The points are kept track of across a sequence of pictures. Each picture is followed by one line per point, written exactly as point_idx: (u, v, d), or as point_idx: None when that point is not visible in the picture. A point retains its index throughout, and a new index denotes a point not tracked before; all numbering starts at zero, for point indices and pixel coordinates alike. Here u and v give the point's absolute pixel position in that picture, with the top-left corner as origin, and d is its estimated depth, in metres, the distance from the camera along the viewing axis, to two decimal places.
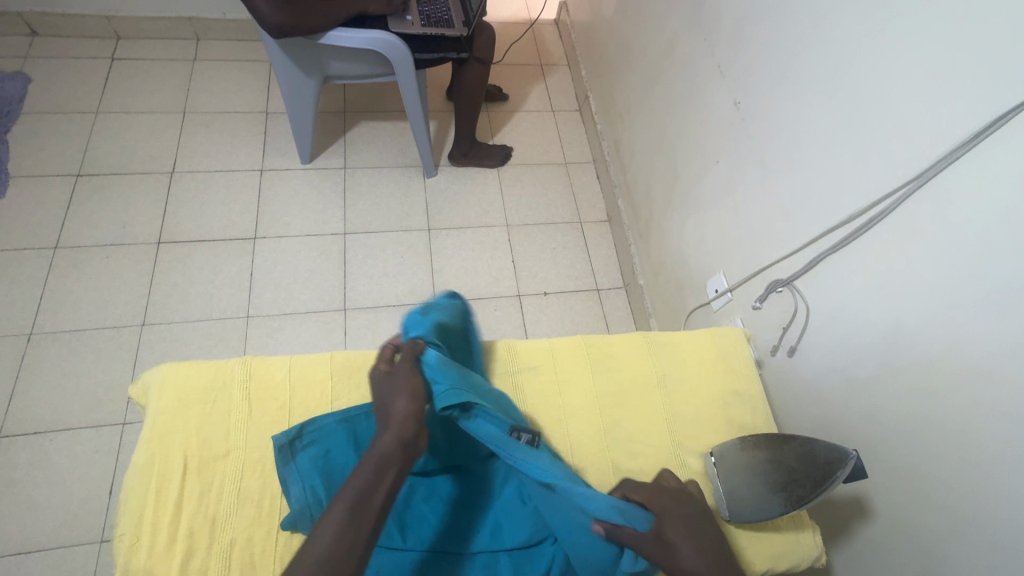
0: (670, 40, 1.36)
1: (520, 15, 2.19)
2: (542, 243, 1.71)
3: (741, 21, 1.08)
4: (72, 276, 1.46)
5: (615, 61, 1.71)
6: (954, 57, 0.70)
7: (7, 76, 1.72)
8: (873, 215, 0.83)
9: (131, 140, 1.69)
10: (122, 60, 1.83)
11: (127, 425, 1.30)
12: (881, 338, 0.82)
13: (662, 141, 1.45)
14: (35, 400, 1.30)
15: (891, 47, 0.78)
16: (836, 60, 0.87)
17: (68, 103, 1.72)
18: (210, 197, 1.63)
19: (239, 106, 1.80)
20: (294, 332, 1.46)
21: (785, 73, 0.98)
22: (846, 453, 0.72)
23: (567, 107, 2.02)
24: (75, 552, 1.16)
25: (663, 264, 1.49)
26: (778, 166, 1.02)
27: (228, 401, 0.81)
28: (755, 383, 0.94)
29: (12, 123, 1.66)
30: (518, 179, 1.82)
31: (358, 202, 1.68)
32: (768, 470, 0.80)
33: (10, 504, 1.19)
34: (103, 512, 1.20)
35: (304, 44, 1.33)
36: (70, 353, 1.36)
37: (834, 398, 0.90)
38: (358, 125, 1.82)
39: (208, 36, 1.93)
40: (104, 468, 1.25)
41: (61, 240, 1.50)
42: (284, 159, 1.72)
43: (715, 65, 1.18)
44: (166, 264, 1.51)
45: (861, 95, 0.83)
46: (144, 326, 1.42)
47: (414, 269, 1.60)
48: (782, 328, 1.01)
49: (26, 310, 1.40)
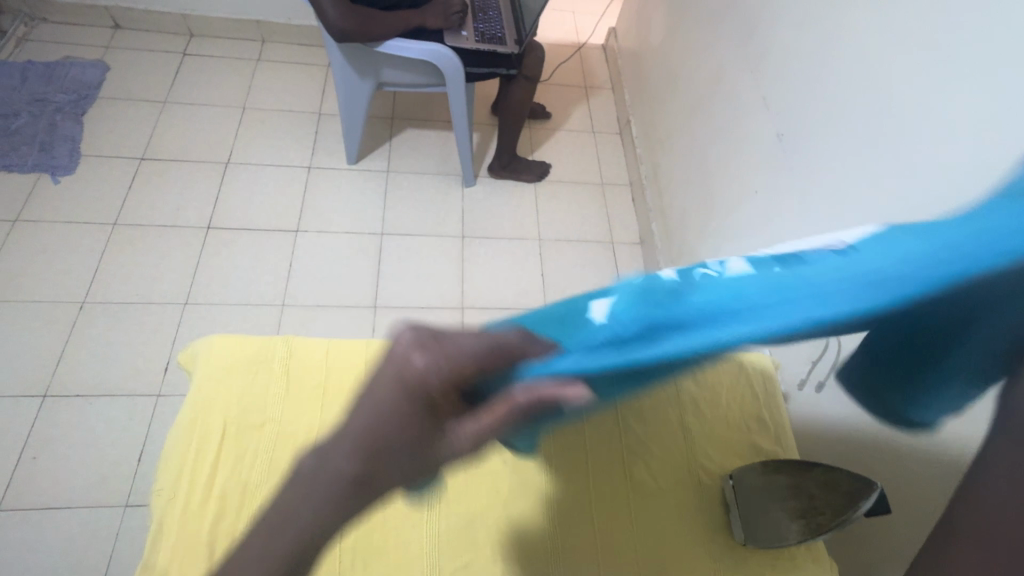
0: (716, 71, 1.38)
1: (568, 38, 2.25)
2: (572, 260, 1.73)
3: (789, 56, 1.10)
4: (126, 252, 1.55)
5: (660, 88, 1.74)
6: (1003, 106, 0.69)
7: (88, 64, 1.85)
8: None
9: (193, 130, 1.79)
10: (192, 55, 1.96)
11: (161, 397, 1.35)
12: None
13: (701, 168, 1.46)
14: (79, 365, 1.37)
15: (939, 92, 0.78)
16: (885, 101, 0.87)
17: (140, 92, 1.84)
18: (259, 188, 1.71)
19: (294, 105, 1.89)
20: (325, 324, 1.50)
21: (832, 111, 0.98)
22: (872, 484, 0.70)
23: (608, 130, 2.05)
24: (100, 514, 1.21)
25: None
26: (819, 203, 1.02)
27: (269, 374, 0.85)
28: (778, 412, 0.94)
29: (88, 106, 1.78)
30: (554, 196, 1.85)
31: (397, 205, 1.74)
32: (788, 497, 0.80)
33: (47, 461, 1.25)
34: (130, 478, 1.25)
35: (363, 50, 1.40)
36: (117, 324, 1.44)
37: (861, 439, 0.89)
38: (404, 132, 1.88)
39: (272, 39, 2.04)
40: (136, 436, 1.30)
41: (120, 217, 1.60)
42: (331, 158, 1.79)
43: (760, 98, 1.19)
44: (212, 248, 1.58)
45: (911, 136, 0.83)
46: (186, 304, 1.49)
47: (446, 274, 1.64)
48: (810, 363, 1.00)
49: (82, 280, 1.49)
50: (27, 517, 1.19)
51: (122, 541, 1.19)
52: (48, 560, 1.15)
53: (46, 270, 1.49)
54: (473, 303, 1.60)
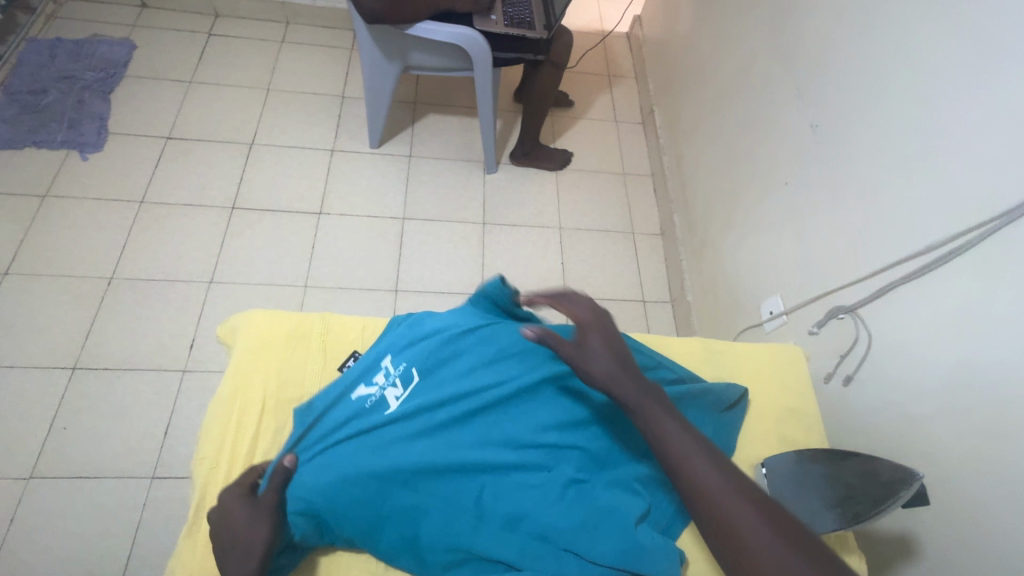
0: (748, 59, 1.36)
1: (593, 26, 2.23)
2: (592, 249, 1.73)
3: (826, 46, 1.08)
4: (152, 230, 1.56)
5: (687, 77, 1.72)
6: None
7: (116, 42, 1.86)
8: (953, 248, 0.80)
9: (218, 110, 1.80)
10: (218, 36, 1.96)
11: (186, 373, 1.38)
12: (947, 377, 0.80)
13: (728, 159, 1.45)
14: (107, 339, 1.40)
15: (977, 84, 0.77)
16: (926, 90, 0.85)
17: (166, 71, 1.85)
18: (283, 170, 1.72)
19: (317, 88, 1.89)
20: (347, 306, 1.52)
21: (868, 99, 0.97)
22: (912, 474, 0.69)
23: (631, 119, 2.03)
24: (127, 484, 1.24)
25: (715, 281, 1.48)
26: (850, 194, 1.00)
27: (306, 350, 0.86)
28: (811, 402, 0.92)
29: (116, 84, 1.79)
30: (575, 184, 1.84)
31: (419, 190, 1.74)
32: (824, 485, 0.78)
33: (77, 432, 1.28)
34: (156, 451, 1.28)
35: (391, 32, 1.39)
36: (144, 300, 1.46)
37: (890, 432, 0.88)
38: (426, 117, 1.88)
39: (296, 21, 2.04)
40: (161, 410, 1.32)
41: (147, 195, 1.62)
42: (354, 141, 1.80)
43: (793, 87, 1.17)
44: (236, 228, 1.60)
45: (951, 125, 0.81)
46: (211, 283, 1.51)
47: (466, 260, 1.64)
48: (839, 355, 0.99)
49: (110, 256, 1.51)
50: (57, 485, 1.22)
51: (149, 511, 1.21)
52: (78, 527, 1.18)
53: (75, 245, 1.51)
54: None
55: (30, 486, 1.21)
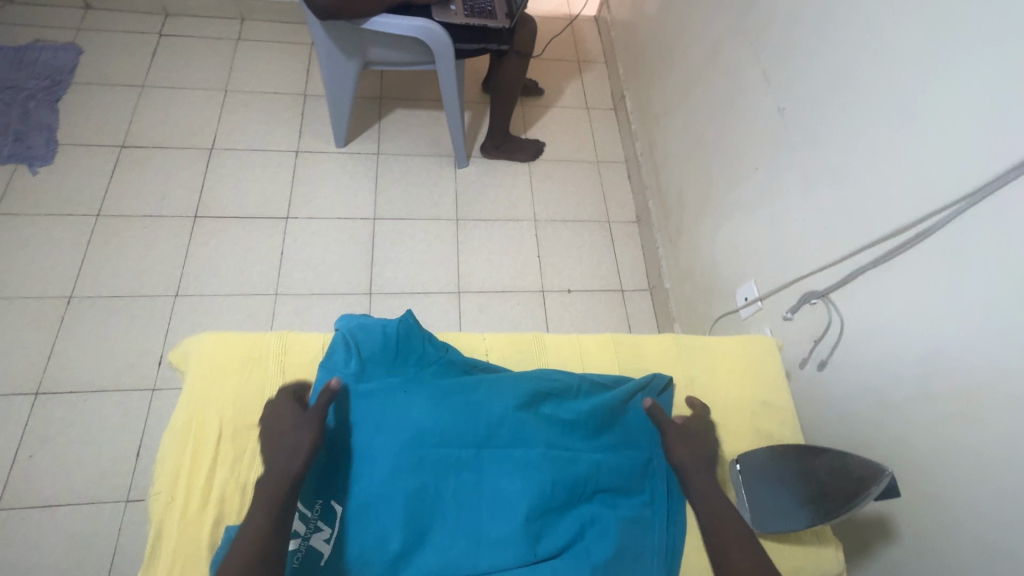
0: (715, 42, 1.34)
1: (560, 10, 2.18)
2: (568, 240, 1.71)
3: (791, 27, 1.06)
4: (112, 245, 1.50)
5: (656, 60, 1.69)
6: (1004, 78, 0.69)
7: (60, 47, 1.77)
8: (922, 231, 0.80)
9: (174, 115, 1.73)
10: (169, 36, 1.88)
11: (156, 391, 1.33)
12: (918, 361, 0.80)
13: (699, 143, 1.43)
14: (71, 361, 1.35)
15: (937, 66, 0.77)
16: (892, 72, 0.84)
17: (116, 76, 1.77)
18: (246, 174, 1.66)
19: (277, 87, 1.83)
20: (320, 312, 1.48)
21: (833, 82, 0.96)
22: (881, 470, 0.68)
23: (602, 105, 2.00)
24: (101, 510, 1.20)
25: (691, 268, 1.47)
26: (819, 178, 0.99)
27: (263, 372, 0.83)
28: (783, 393, 0.93)
29: (63, 92, 1.71)
30: (549, 175, 1.82)
31: (388, 188, 1.70)
32: (798, 482, 0.79)
33: (44, 459, 1.24)
34: (130, 474, 1.24)
35: (347, 28, 1.34)
36: (107, 318, 1.41)
37: (865, 416, 0.88)
38: (393, 112, 1.83)
39: (252, 17, 1.96)
40: (132, 431, 1.29)
41: (103, 208, 1.55)
42: (319, 141, 1.74)
43: (760, 70, 1.16)
44: (201, 238, 1.54)
45: (915, 109, 0.81)
46: (177, 297, 1.46)
47: (441, 258, 1.61)
48: (813, 339, 0.99)
49: (67, 274, 1.45)
50: (26, 516, 1.18)
51: (125, 536, 1.18)
52: (52, 559, 1.15)
53: (30, 265, 1.45)
54: (469, 288, 1.58)
55: None
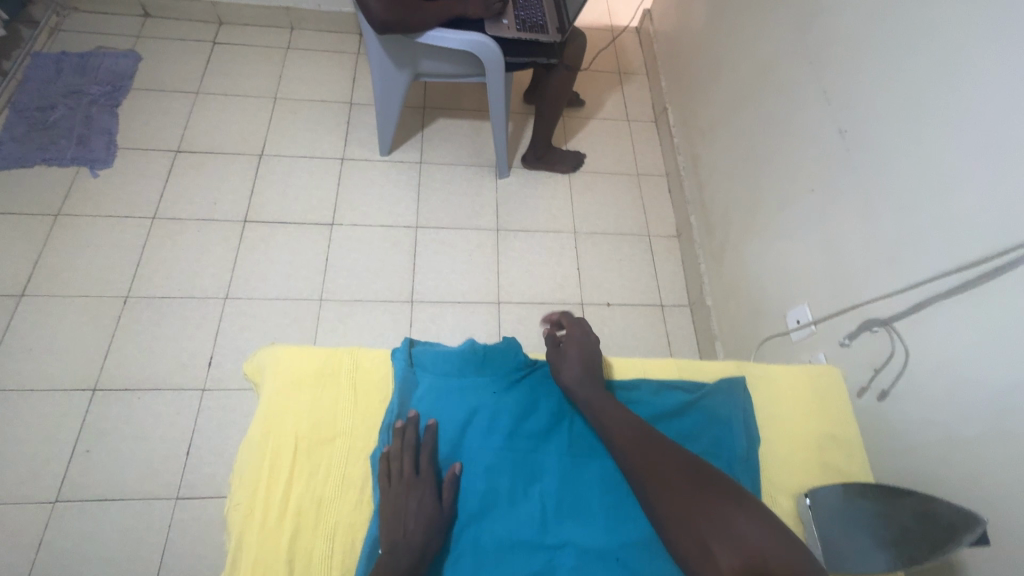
0: (769, 58, 1.32)
1: (602, 21, 2.18)
2: (609, 253, 1.70)
3: (855, 48, 1.04)
4: (166, 247, 1.55)
5: (702, 75, 1.68)
6: None
7: (121, 54, 1.84)
8: (997, 265, 0.77)
9: (227, 121, 1.78)
10: (222, 44, 1.93)
11: (206, 392, 1.37)
12: (994, 399, 0.77)
13: (747, 160, 1.42)
14: (126, 359, 1.39)
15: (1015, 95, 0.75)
16: (971, 97, 0.81)
17: (173, 82, 1.83)
18: (294, 181, 1.70)
19: (325, 95, 1.87)
20: (362, 318, 1.50)
21: (899, 106, 0.94)
22: (976, 519, 0.67)
23: (643, 117, 1.99)
24: (152, 506, 1.24)
25: (736, 286, 1.46)
26: (885, 202, 0.96)
27: (336, 387, 0.85)
28: (852, 427, 0.90)
29: (122, 97, 1.77)
30: (589, 187, 1.81)
31: (430, 198, 1.72)
32: (877, 524, 0.77)
33: (100, 453, 1.28)
34: (180, 472, 1.28)
35: (400, 41, 1.36)
36: (160, 319, 1.45)
37: (931, 452, 0.86)
38: (435, 122, 1.85)
39: (301, 26, 2.01)
40: (182, 430, 1.32)
41: (158, 211, 1.60)
42: (364, 150, 1.77)
43: (820, 90, 1.14)
44: (250, 242, 1.58)
45: (999, 137, 0.77)
46: (227, 299, 1.50)
47: (481, 268, 1.62)
48: (874, 368, 0.97)
49: (124, 274, 1.50)
50: (83, 508, 1.22)
51: (174, 533, 1.21)
52: (108, 552, 1.18)
53: (89, 263, 1.50)
54: (508, 298, 1.58)
55: (56, 510, 1.21)
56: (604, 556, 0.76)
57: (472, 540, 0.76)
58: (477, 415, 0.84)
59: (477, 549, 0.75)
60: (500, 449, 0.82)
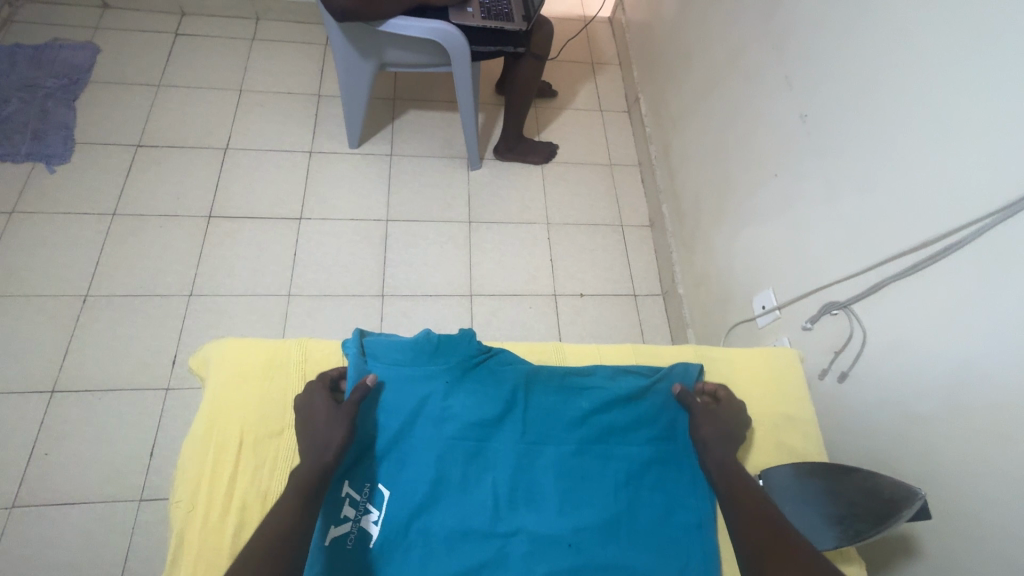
0: (735, 45, 1.32)
1: (575, 11, 2.17)
2: (582, 244, 1.70)
3: (815, 34, 1.04)
4: (127, 244, 1.51)
5: (672, 64, 1.67)
6: None
7: (78, 46, 1.78)
8: (948, 244, 0.78)
9: (190, 114, 1.74)
10: (185, 36, 1.88)
11: (170, 391, 1.34)
12: (947, 377, 0.78)
13: (716, 148, 1.42)
14: (86, 359, 1.35)
15: (965, 78, 0.76)
16: (924, 80, 0.82)
17: (133, 75, 1.78)
18: (260, 175, 1.66)
19: (292, 87, 1.83)
20: (332, 313, 1.48)
21: (857, 90, 0.95)
22: (915, 492, 0.68)
23: (616, 107, 1.99)
24: (114, 508, 1.21)
25: (706, 274, 1.46)
26: (844, 186, 0.97)
27: (284, 379, 0.84)
28: (807, 407, 0.91)
29: (80, 90, 1.72)
30: (562, 178, 1.81)
31: (400, 190, 1.69)
32: (826, 502, 0.78)
33: (59, 456, 1.25)
34: (143, 473, 1.25)
35: (363, 30, 1.34)
36: (122, 317, 1.41)
37: (888, 430, 0.87)
38: (406, 113, 1.83)
39: (267, 17, 1.97)
40: (146, 431, 1.29)
41: (119, 207, 1.56)
42: (333, 142, 1.74)
43: (783, 76, 1.14)
44: (215, 238, 1.55)
45: (948, 119, 0.79)
46: (191, 296, 1.46)
47: (453, 260, 1.61)
48: (833, 350, 0.98)
49: (83, 272, 1.46)
50: (41, 513, 1.19)
51: (138, 535, 1.19)
52: (68, 556, 1.15)
53: (46, 262, 1.46)
54: (481, 290, 1.57)
55: (13, 515, 1.18)
56: (555, 542, 0.76)
57: (424, 530, 0.76)
58: (428, 406, 0.83)
59: (428, 539, 0.76)
60: (452, 440, 0.81)
